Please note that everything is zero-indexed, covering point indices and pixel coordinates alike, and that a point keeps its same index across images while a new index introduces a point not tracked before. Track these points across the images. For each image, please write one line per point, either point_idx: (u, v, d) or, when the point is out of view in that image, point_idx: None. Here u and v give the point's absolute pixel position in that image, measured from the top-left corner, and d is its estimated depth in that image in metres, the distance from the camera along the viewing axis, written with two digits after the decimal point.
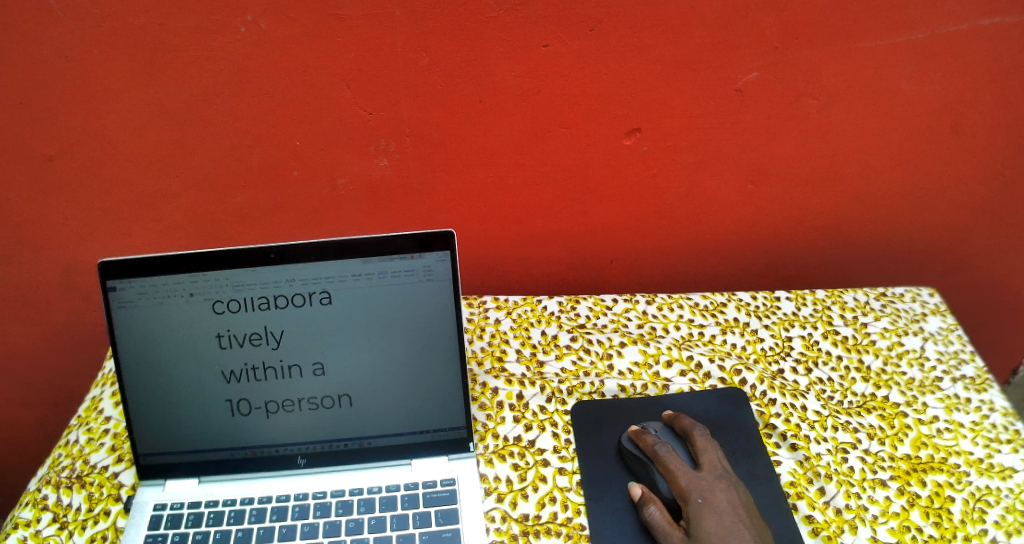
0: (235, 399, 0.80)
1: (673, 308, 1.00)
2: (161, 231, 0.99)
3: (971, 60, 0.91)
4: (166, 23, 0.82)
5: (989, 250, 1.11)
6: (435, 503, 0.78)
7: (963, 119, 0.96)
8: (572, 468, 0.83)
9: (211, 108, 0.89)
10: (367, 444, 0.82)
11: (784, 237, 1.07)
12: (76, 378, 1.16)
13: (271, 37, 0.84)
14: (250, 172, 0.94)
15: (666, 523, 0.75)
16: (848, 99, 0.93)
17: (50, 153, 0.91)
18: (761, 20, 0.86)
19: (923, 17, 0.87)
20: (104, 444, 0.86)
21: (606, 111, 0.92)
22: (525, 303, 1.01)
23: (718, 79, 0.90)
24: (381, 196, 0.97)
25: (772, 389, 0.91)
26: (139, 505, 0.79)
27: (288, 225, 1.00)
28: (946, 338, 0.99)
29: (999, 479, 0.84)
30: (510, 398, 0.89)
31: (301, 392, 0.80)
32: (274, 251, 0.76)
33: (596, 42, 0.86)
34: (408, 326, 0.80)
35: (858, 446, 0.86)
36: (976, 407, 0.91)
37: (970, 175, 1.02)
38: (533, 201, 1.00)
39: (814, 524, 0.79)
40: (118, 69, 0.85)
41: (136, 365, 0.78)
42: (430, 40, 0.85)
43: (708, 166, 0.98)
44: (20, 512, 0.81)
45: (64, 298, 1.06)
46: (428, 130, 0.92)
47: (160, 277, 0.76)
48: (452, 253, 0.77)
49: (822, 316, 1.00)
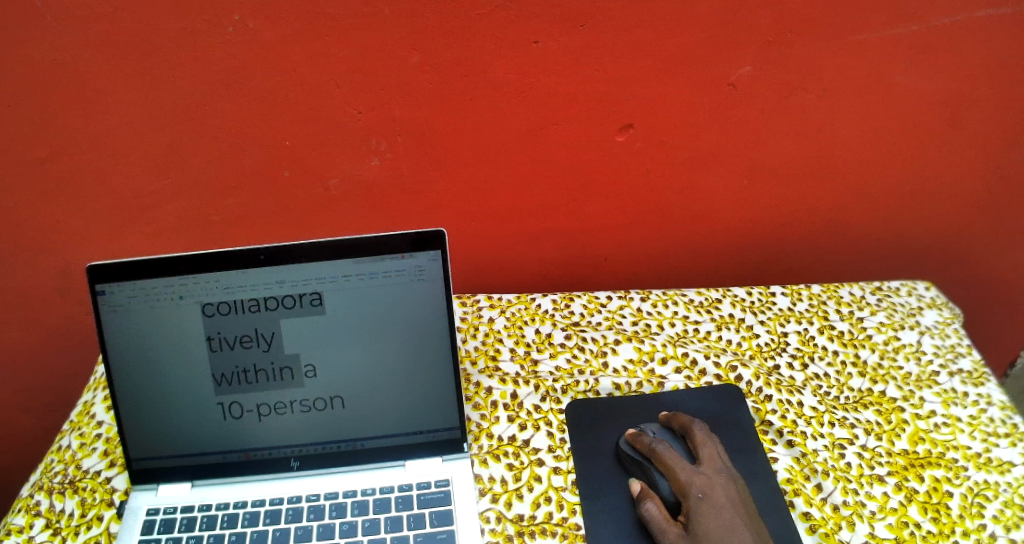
0: (227, 402, 0.79)
1: (668, 304, 1.00)
2: (154, 235, 0.99)
3: (967, 53, 0.90)
4: (156, 25, 0.82)
5: (986, 244, 1.10)
6: (429, 504, 0.78)
7: (960, 113, 0.96)
8: (568, 467, 0.83)
9: (204, 110, 0.88)
10: (361, 445, 0.81)
11: (780, 233, 1.07)
12: (72, 381, 1.15)
13: (261, 38, 0.83)
14: (242, 174, 0.94)
15: (663, 520, 0.75)
16: (843, 93, 0.93)
17: (42, 157, 0.90)
18: (755, 14, 0.85)
19: (918, 10, 0.87)
20: (96, 449, 0.85)
21: (600, 108, 0.91)
22: (518, 302, 1.00)
23: (713, 74, 0.89)
24: (374, 196, 0.97)
25: (768, 385, 0.90)
26: (132, 510, 0.78)
27: (281, 226, 0.99)
28: (943, 332, 0.98)
29: (998, 473, 0.84)
30: (504, 397, 0.89)
31: (293, 394, 0.80)
32: (264, 253, 0.76)
33: (588, 38, 0.86)
34: (401, 326, 0.79)
35: (855, 441, 0.86)
36: (974, 400, 0.91)
37: (965, 168, 1.01)
38: (528, 199, 0.99)
39: (812, 521, 0.79)
40: (110, 72, 0.85)
41: (127, 370, 0.78)
42: (421, 39, 0.84)
43: (703, 162, 0.97)
44: (12, 518, 0.80)
45: (59, 303, 1.05)
46: (421, 130, 0.91)
47: (150, 280, 0.75)
48: (443, 252, 0.77)
49: (818, 310, 0.99)
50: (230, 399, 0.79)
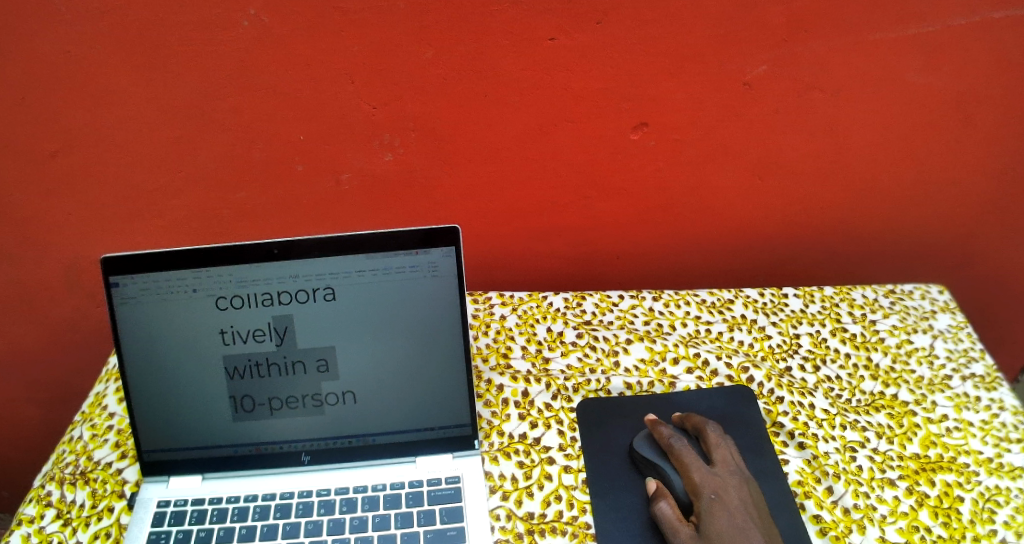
0: (239, 396, 0.79)
1: (680, 304, 1.00)
2: (165, 228, 0.99)
3: (982, 54, 0.90)
4: (170, 18, 0.82)
5: (998, 247, 1.10)
6: (439, 501, 0.78)
7: (974, 114, 0.95)
8: (578, 466, 0.83)
9: (216, 103, 0.88)
10: (372, 441, 0.81)
11: (791, 233, 1.06)
12: (79, 374, 1.15)
13: (276, 31, 0.83)
14: (255, 168, 0.94)
15: (676, 520, 0.75)
16: (859, 94, 0.92)
17: (54, 150, 0.90)
18: (770, 12, 0.85)
19: (935, 11, 0.86)
20: (108, 440, 0.86)
21: (614, 105, 0.91)
22: (530, 300, 1.00)
23: (727, 73, 0.89)
24: (385, 191, 0.96)
25: (779, 387, 0.90)
26: (143, 501, 0.78)
27: (292, 221, 0.99)
28: (956, 336, 0.98)
29: (1009, 479, 0.83)
30: (516, 395, 0.89)
31: (306, 389, 0.80)
32: (278, 247, 0.76)
33: (602, 35, 0.85)
34: (412, 322, 0.79)
35: (866, 444, 0.86)
36: (986, 405, 0.90)
37: (978, 170, 1.01)
38: (539, 196, 0.99)
39: (822, 523, 0.79)
40: (123, 64, 0.85)
41: (140, 362, 0.78)
42: (435, 33, 0.84)
43: (716, 161, 0.97)
44: (24, 508, 0.80)
45: (69, 295, 1.05)
46: (435, 125, 0.91)
47: (163, 272, 0.75)
48: (457, 249, 0.77)
49: (830, 313, 0.99)
50: (243, 393, 0.79)
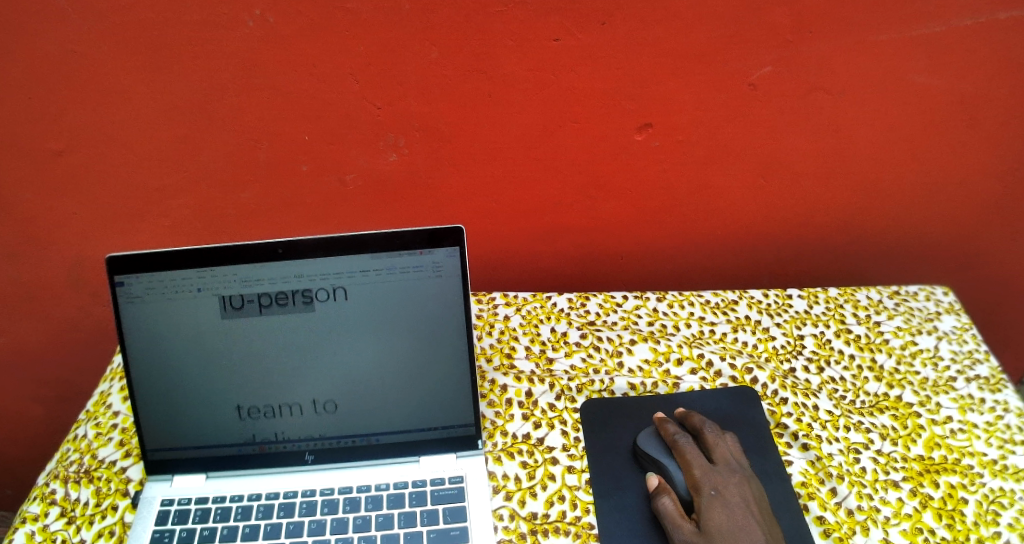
0: (238, 355, 0.78)
1: (684, 305, 1.00)
2: (169, 227, 0.99)
3: (988, 54, 0.90)
4: (175, 17, 0.82)
5: (1003, 248, 1.09)
6: (443, 501, 0.78)
7: (979, 115, 0.95)
8: (582, 466, 0.83)
9: (221, 103, 0.88)
10: (376, 440, 0.82)
11: (795, 234, 1.06)
12: (84, 372, 1.16)
13: (281, 32, 0.83)
14: (260, 168, 0.94)
15: (678, 515, 0.75)
16: (864, 95, 0.92)
17: (58, 149, 0.91)
18: (775, 13, 0.85)
19: (941, 12, 0.86)
20: (112, 439, 0.86)
21: (618, 106, 0.91)
22: (534, 300, 1.00)
23: (732, 73, 0.89)
24: (390, 191, 0.96)
25: (783, 388, 0.90)
26: (147, 500, 0.79)
27: (297, 221, 0.99)
28: (961, 337, 0.97)
29: (1014, 481, 0.83)
30: (519, 395, 0.89)
31: (302, 339, 0.79)
32: (282, 247, 0.76)
33: (607, 35, 0.85)
34: (416, 323, 0.79)
35: (870, 446, 0.85)
36: (990, 407, 0.90)
37: (983, 171, 1.01)
38: (543, 196, 0.99)
39: (826, 525, 0.78)
40: (127, 64, 0.85)
41: (144, 361, 0.78)
42: (439, 33, 0.84)
43: (720, 161, 0.97)
44: (28, 507, 0.81)
45: (74, 295, 1.06)
46: (439, 125, 0.91)
47: (168, 272, 0.75)
48: (461, 249, 0.77)
49: (834, 314, 0.99)
50: (239, 347, 0.78)
